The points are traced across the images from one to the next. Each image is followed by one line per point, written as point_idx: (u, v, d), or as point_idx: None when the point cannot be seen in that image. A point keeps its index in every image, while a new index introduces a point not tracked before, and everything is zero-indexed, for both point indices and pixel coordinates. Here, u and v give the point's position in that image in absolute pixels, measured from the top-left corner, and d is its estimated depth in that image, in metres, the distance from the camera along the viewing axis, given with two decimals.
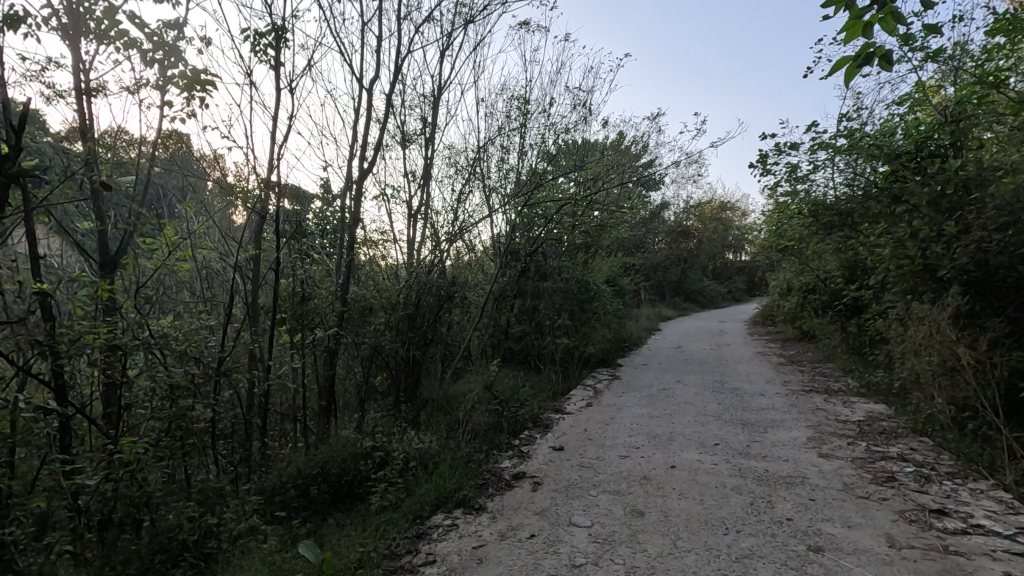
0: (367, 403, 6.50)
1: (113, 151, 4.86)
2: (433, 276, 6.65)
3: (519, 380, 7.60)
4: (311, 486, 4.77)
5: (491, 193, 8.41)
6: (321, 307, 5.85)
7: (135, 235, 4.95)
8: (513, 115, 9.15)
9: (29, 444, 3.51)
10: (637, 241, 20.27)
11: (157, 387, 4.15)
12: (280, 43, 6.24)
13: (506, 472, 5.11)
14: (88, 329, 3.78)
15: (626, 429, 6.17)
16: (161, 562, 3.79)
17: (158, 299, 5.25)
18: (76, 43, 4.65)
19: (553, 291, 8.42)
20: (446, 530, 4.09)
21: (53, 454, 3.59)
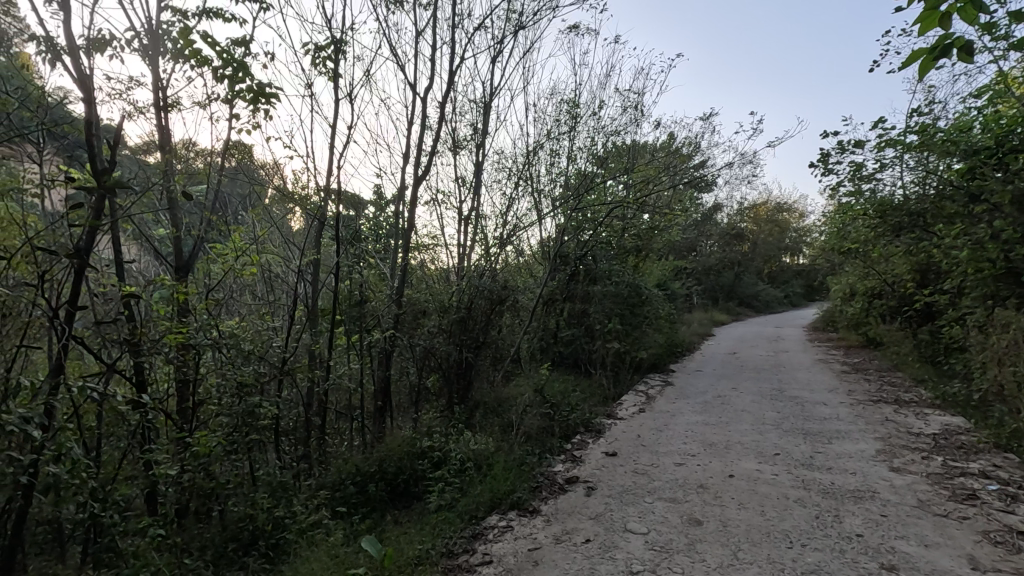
0: (421, 404, 6.64)
1: (186, 163, 5.17)
2: (484, 280, 6.73)
3: (569, 384, 7.57)
4: (369, 483, 4.92)
5: (540, 197, 8.45)
6: (378, 309, 6.11)
7: (206, 241, 5.24)
8: (562, 119, 9.16)
9: (115, 435, 3.78)
10: (688, 243, 19.83)
11: (226, 384, 4.39)
12: (339, 56, 6.49)
13: (559, 476, 5.10)
14: (168, 330, 4.01)
15: (681, 437, 6.04)
16: (234, 549, 4.02)
17: (227, 302, 5.55)
18: (154, 62, 4.98)
19: (603, 295, 8.09)
20: (501, 532, 4.13)
21: (136, 446, 3.86)
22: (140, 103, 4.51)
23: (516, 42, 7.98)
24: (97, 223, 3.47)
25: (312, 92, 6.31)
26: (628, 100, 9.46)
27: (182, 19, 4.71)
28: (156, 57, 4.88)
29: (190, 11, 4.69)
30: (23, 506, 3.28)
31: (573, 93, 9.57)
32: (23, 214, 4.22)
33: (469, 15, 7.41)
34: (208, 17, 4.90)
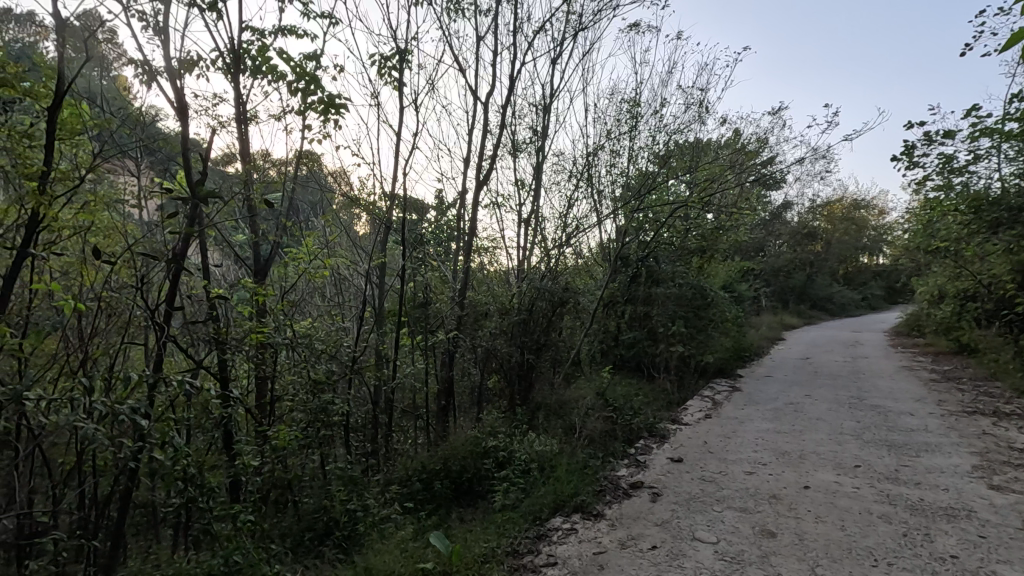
0: (483, 404, 6.73)
1: (264, 172, 5.50)
2: (546, 282, 6.73)
3: (632, 387, 7.43)
4: (435, 481, 5.05)
5: (600, 198, 8.37)
6: (441, 310, 6.27)
7: (281, 247, 5.54)
8: (622, 119, 9.05)
9: (204, 427, 4.07)
10: (756, 243, 19.01)
11: (302, 381, 4.63)
12: (403, 65, 6.71)
13: (623, 480, 5.03)
14: (250, 329, 4.27)
15: (750, 444, 5.80)
16: (310, 539, 4.23)
17: (301, 303, 5.85)
18: (235, 79, 5.33)
19: (667, 297, 7.86)
20: (566, 534, 4.12)
21: (222, 438, 4.14)
22: (224, 117, 4.86)
23: (575, 44, 7.96)
24: (192, 230, 3.80)
25: (379, 101, 6.56)
26: (691, 97, 9.22)
27: (260, 38, 5.03)
28: (237, 74, 5.23)
29: (267, 29, 5.00)
30: (128, 488, 3.60)
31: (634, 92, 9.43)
32: (124, 224, 4.64)
33: (529, 19, 7.46)
34: (283, 34, 5.21)
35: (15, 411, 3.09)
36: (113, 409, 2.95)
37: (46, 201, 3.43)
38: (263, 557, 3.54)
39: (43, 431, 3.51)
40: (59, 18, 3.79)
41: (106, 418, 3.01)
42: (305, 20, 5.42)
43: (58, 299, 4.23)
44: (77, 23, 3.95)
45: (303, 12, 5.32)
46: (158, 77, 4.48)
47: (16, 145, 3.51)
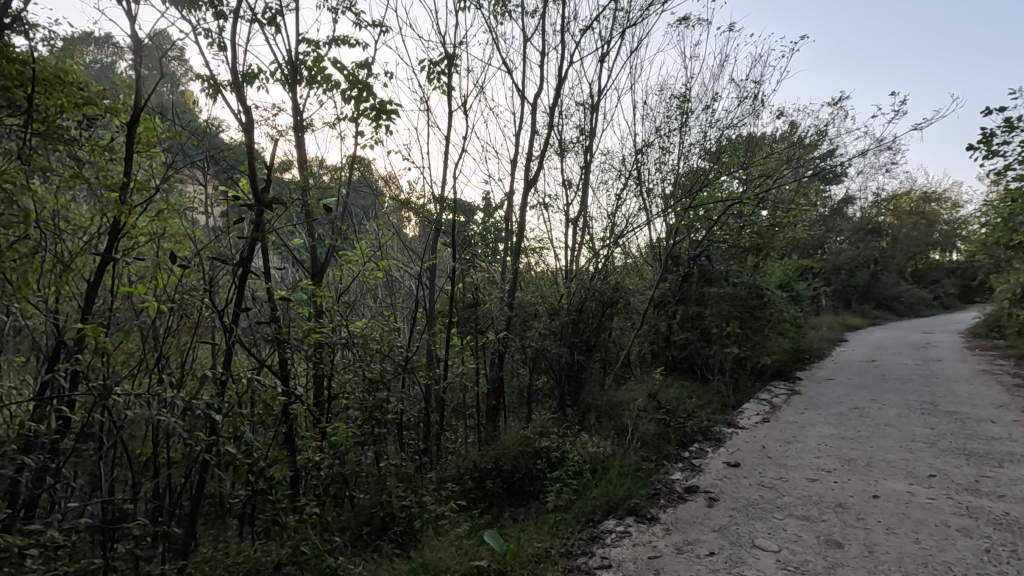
0: (533, 404, 6.74)
1: (320, 178, 5.70)
2: (596, 282, 6.67)
3: (685, 389, 7.26)
4: (486, 480, 5.11)
5: (649, 197, 8.23)
6: (490, 311, 6.32)
7: (336, 250, 5.73)
8: (672, 115, 8.86)
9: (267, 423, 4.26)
10: (815, 240, 18.16)
11: (358, 380, 4.79)
12: (452, 69, 6.82)
13: (678, 484, 4.92)
14: (309, 329, 4.44)
15: (812, 450, 5.56)
16: (368, 533, 4.37)
17: (355, 304, 6.04)
18: (293, 90, 5.55)
19: (721, 297, 7.61)
20: (620, 536, 4.07)
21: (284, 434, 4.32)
22: (283, 127, 5.07)
23: (623, 40, 7.86)
24: (257, 235, 3.99)
25: (428, 106, 6.69)
26: (745, 90, 8.93)
27: (315, 49, 5.22)
28: (294, 84, 5.45)
29: (322, 40, 5.18)
30: (200, 480, 3.82)
31: (683, 87, 9.22)
32: (192, 230, 4.91)
33: (575, 19, 7.42)
34: (337, 45, 5.39)
35: (103, 405, 3.34)
36: (189, 405, 3.14)
37: (126, 211, 3.69)
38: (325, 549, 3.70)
39: (125, 425, 3.77)
40: (136, 39, 4.07)
41: (181, 412, 3.20)
42: (357, 29, 5.59)
43: (135, 301, 4.53)
44: (150, 42, 4.21)
45: (355, 22, 5.48)
46: (222, 91, 4.73)
47: (100, 158, 3.79)
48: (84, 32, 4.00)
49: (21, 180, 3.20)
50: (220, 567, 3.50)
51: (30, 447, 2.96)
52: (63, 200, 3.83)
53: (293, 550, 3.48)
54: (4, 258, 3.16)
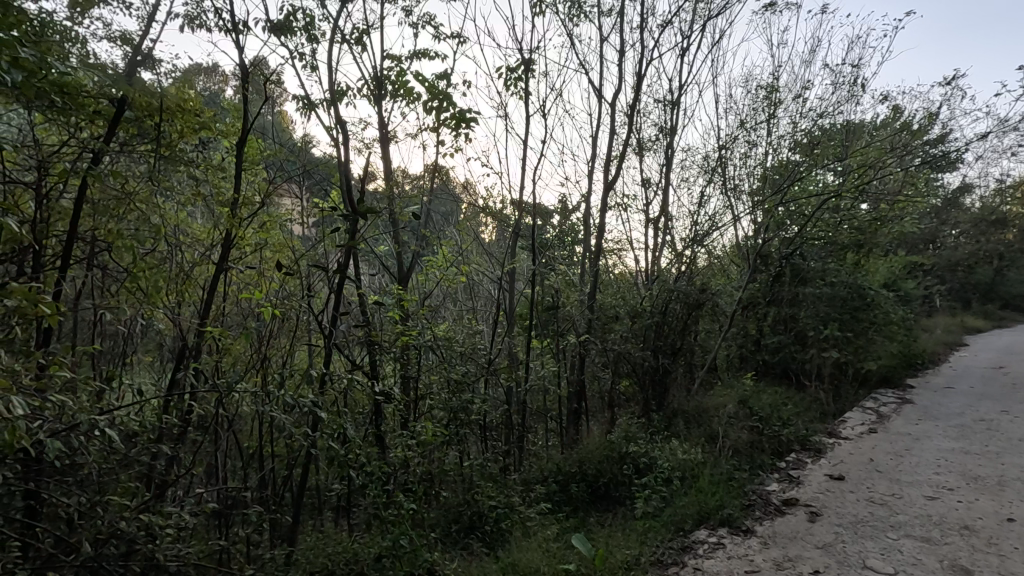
0: (616, 409, 6.66)
1: (404, 188, 5.96)
2: (681, 283, 6.44)
3: (780, 395, 6.84)
4: (571, 484, 5.14)
5: (735, 193, 7.88)
6: (571, 314, 6.34)
7: (420, 256, 5.95)
8: (758, 106, 8.44)
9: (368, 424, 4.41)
10: (926, 234, 16.49)
11: (446, 382, 4.98)
12: (528, 74, 6.89)
13: (774, 496, 4.65)
14: (400, 332, 4.66)
15: (929, 465, 5.06)
16: (458, 530, 4.50)
17: (439, 308, 6.26)
18: (378, 105, 5.84)
19: (817, 298, 7.06)
20: (713, 548, 3.91)
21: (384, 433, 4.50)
22: (371, 140, 5.36)
23: (704, 33, 7.60)
24: (351, 243, 4.25)
25: (505, 112, 6.80)
26: (840, 75, 8.34)
27: (399, 64, 5.46)
28: (379, 99, 5.73)
29: (404, 55, 5.42)
30: (305, 473, 4.10)
31: (771, 76, 8.75)
32: (292, 240, 5.30)
33: (653, 15, 7.27)
34: (418, 58, 5.61)
35: (220, 401, 3.68)
36: (297, 403, 3.39)
37: (237, 224, 4.02)
38: (423, 542, 3.87)
39: (239, 420, 4.13)
40: (243, 67, 4.45)
41: (289, 409, 3.46)
42: (437, 41, 5.79)
43: (243, 307, 4.95)
44: (254, 68, 4.59)
45: (435, 34, 5.69)
46: (316, 109, 5.06)
47: (214, 177, 4.18)
48: (198, 63, 4.44)
49: (150, 200, 3.59)
50: (323, 555, 3.73)
51: (162, 438, 3.31)
52: (183, 216, 4.24)
53: (393, 541, 3.69)
54: (137, 268, 3.56)
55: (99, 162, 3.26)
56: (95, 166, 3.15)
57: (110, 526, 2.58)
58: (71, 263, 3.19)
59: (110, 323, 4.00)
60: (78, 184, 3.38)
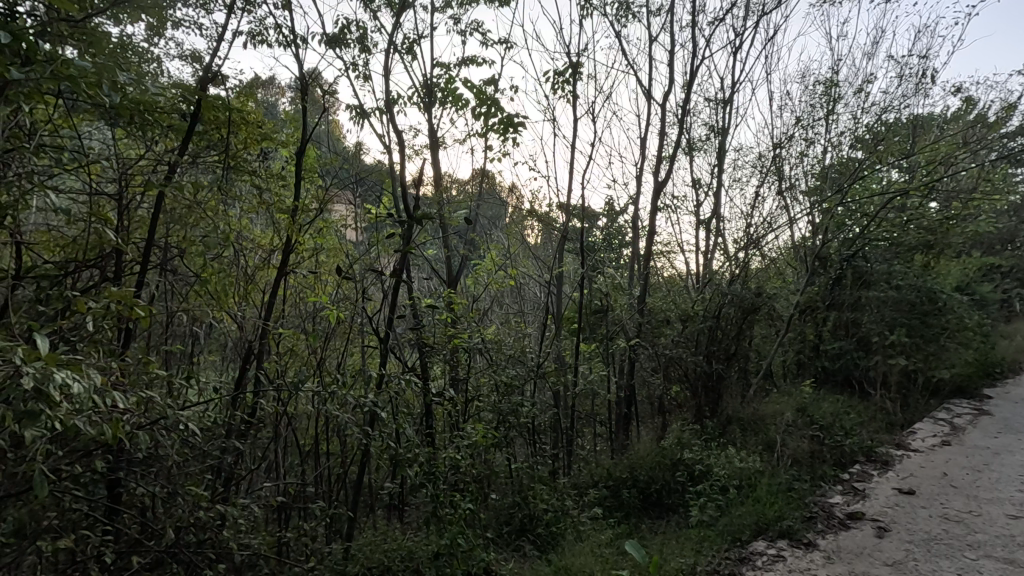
0: (667, 414, 6.55)
1: (454, 193, 6.07)
2: (736, 286, 6.27)
3: (842, 403, 6.54)
4: (622, 490, 5.12)
5: (791, 193, 7.61)
6: (620, 318, 6.37)
7: (469, 260, 6.04)
8: (816, 102, 8.12)
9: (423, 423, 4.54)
10: (1005, 233, 15.32)
11: (496, 385, 5.03)
12: (576, 77, 6.89)
13: (838, 508, 4.45)
14: (451, 334, 4.73)
15: (1012, 482, 4.73)
16: (509, 532, 4.53)
17: (489, 311, 6.33)
18: (428, 112, 5.98)
19: (882, 302, 6.62)
20: (773, 560, 3.79)
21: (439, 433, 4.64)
22: (421, 147, 5.50)
23: (757, 29, 7.40)
24: (404, 249, 4.38)
25: (553, 116, 6.83)
26: (906, 67, 7.92)
27: (448, 71, 5.58)
28: (430, 106, 5.86)
29: (453, 63, 5.53)
30: (362, 471, 4.24)
31: (829, 71, 8.41)
32: (346, 245, 5.49)
33: (704, 13, 7.13)
34: (466, 65, 5.71)
35: (281, 400, 3.85)
36: (358, 402, 3.53)
37: (297, 230, 4.20)
38: (478, 542, 3.94)
39: (300, 417, 4.31)
40: (302, 80, 4.66)
41: (351, 409, 3.60)
42: (485, 48, 5.87)
43: (302, 309, 5.17)
44: (311, 80, 4.80)
45: (482, 41, 5.77)
46: (369, 118, 5.23)
47: (274, 185, 4.38)
48: (260, 77, 4.69)
49: (219, 208, 3.80)
50: (379, 552, 3.83)
51: (232, 434, 3.49)
52: (246, 222, 4.46)
53: (450, 541, 3.72)
54: (207, 273, 3.78)
55: (174, 174, 3.49)
56: (171, 177, 3.38)
57: (191, 515, 2.76)
58: (150, 268, 3.42)
59: (181, 325, 4.25)
60: (155, 195, 3.62)
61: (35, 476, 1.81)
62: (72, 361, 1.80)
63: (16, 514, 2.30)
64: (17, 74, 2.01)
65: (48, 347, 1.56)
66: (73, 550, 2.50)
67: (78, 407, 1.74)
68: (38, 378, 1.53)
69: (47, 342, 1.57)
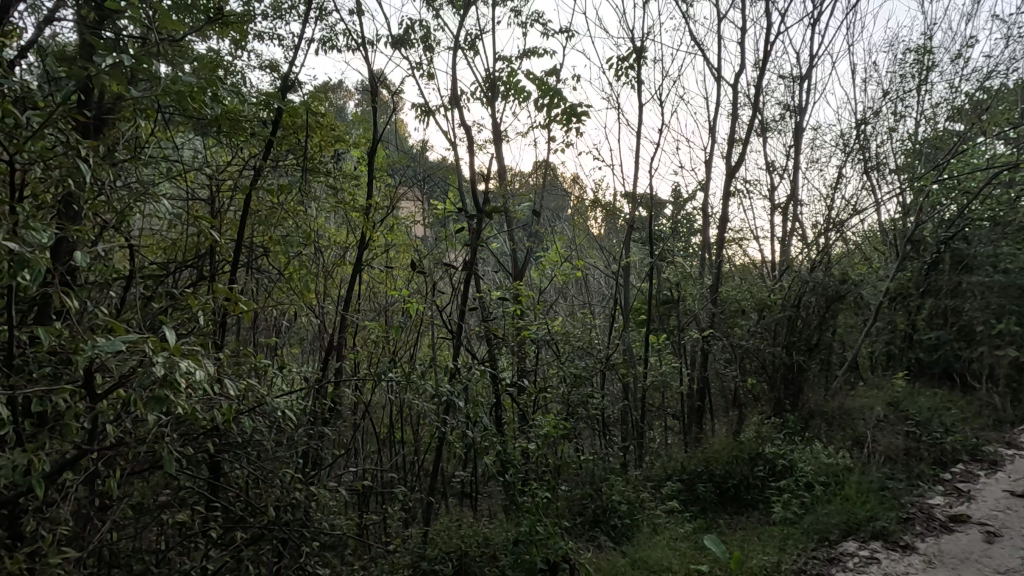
0: (744, 408, 6.31)
1: (518, 186, 6.09)
2: (818, 274, 5.93)
3: (941, 397, 6.03)
4: (698, 484, 5.00)
5: (878, 172, 7.08)
6: (692, 308, 6.23)
7: (534, 252, 6.04)
8: (906, 73, 7.49)
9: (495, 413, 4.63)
10: None
11: (565, 376, 5.01)
12: (640, 62, 6.73)
13: (940, 510, 4.14)
14: (520, 326, 4.78)
15: None
16: (582, 523, 4.54)
17: (556, 303, 6.34)
18: (491, 106, 6.03)
19: (987, 288, 6.03)
20: (866, 562, 3.60)
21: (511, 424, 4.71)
22: (485, 142, 5.57)
23: None
24: (473, 242, 4.46)
25: (617, 104, 6.69)
26: (1015, 26, 7.14)
27: (510, 65, 5.59)
28: (492, 100, 5.91)
29: (515, 55, 5.54)
30: (438, 459, 4.38)
31: (922, 36, 7.72)
32: (415, 241, 5.65)
33: None
34: (528, 58, 5.70)
35: (361, 389, 4.04)
36: (434, 392, 3.65)
37: (370, 227, 4.38)
38: (555, 531, 3.96)
39: (378, 406, 4.51)
40: (371, 82, 4.83)
41: (430, 399, 3.74)
42: (547, 38, 5.84)
43: (375, 303, 5.39)
44: (379, 81, 4.96)
45: (544, 32, 5.74)
46: (434, 115, 5.34)
47: (348, 184, 4.58)
48: (332, 81, 4.91)
49: (299, 209, 4.02)
50: (456, 537, 3.94)
51: (318, 420, 3.70)
52: (323, 222, 4.69)
53: (528, 528, 3.65)
54: (291, 270, 4.01)
55: (259, 178, 3.73)
56: (257, 182, 3.61)
57: (288, 495, 2.98)
58: (241, 267, 3.68)
59: (269, 319, 4.55)
60: (242, 198, 3.89)
61: (161, 454, 2.03)
62: (192, 352, 1.98)
63: (141, 490, 2.56)
64: (134, 93, 2.26)
65: (175, 338, 1.74)
66: (188, 523, 2.75)
67: (195, 395, 1.92)
68: (167, 366, 1.71)
69: (173, 334, 1.75)
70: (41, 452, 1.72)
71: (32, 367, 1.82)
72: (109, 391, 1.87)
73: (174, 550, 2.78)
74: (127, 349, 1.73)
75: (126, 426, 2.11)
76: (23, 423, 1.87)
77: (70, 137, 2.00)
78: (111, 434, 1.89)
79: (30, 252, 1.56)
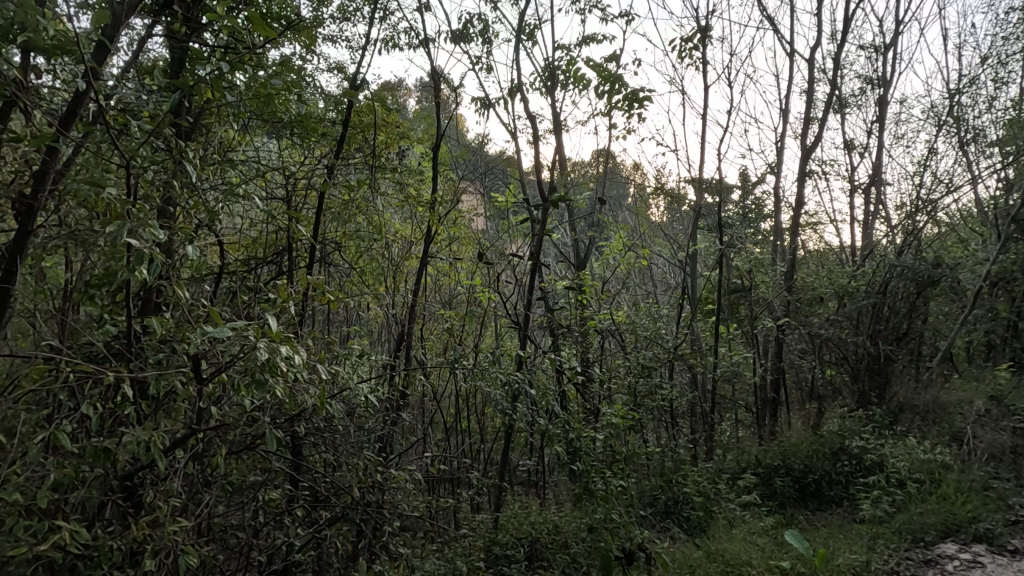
0: (823, 400, 6.02)
1: (580, 175, 6.03)
2: (908, 258, 5.55)
3: None
4: (774, 478, 4.82)
5: (976, 145, 6.47)
6: (765, 296, 5.96)
7: (597, 242, 5.94)
8: (1009, 34, 6.79)
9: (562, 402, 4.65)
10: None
11: (632, 365, 4.95)
12: (705, 42, 6.48)
13: None
14: (585, 316, 4.76)
15: None
16: (653, 514, 4.48)
17: (621, 292, 6.26)
18: (550, 95, 6.00)
19: None
20: (968, 566, 3.36)
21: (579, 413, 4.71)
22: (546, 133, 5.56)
23: None
24: (536, 232, 4.47)
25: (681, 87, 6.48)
26: None
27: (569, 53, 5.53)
28: (552, 89, 5.87)
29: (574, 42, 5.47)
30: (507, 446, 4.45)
31: None
32: (477, 233, 5.70)
33: None
34: (587, 44, 5.62)
35: (432, 377, 4.17)
36: (508, 380, 3.71)
37: (435, 220, 4.47)
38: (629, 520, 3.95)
39: (447, 394, 4.63)
40: (433, 78, 4.93)
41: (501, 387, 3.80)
42: (607, 23, 5.73)
43: (440, 295, 5.49)
44: (440, 77, 5.05)
45: (603, 17, 5.64)
46: (493, 108, 5.38)
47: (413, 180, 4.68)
48: (395, 80, 5.05)
49: (368, 205, 4.17)
50: (527, 523, 4.01)
51: (393, 407, 3.86)
52: (390, 217, 4.84)
53: (603, 517, 3.64)
54: (362, 264, 4.16)
55: (332, 176, 3.88)
56: (329, 180, 3.77)
57: (369, 477, 3.12)
58: (317, 261, 3.85)
59: (344, 311, 4.76)
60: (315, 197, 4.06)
61: (263, 434, 2.19)
62: (288, 338, 2.11)
63: (239, 468, 2.76)
64: (228, 99, 2.41)
65: (276, 325, 1.87)
66: (280, 501, 2.95)
67: (291, 380, 2.05)
68: (269, 351, 1.85)
69: (273, 322, 1.89)
70: (160, 429, 1.90)
71: (147, 355, 2.01)
72: (213, 376, 2.03)
73: (269, 524, 2.99)
74: (234, 335, 1.89)
75: (225, 409, 2.28)
76: (140, 404, 2.07)
77: (173, 143, 2.18)
78: (214, 415, 2.05)
79: (148, 248, 1.72)
